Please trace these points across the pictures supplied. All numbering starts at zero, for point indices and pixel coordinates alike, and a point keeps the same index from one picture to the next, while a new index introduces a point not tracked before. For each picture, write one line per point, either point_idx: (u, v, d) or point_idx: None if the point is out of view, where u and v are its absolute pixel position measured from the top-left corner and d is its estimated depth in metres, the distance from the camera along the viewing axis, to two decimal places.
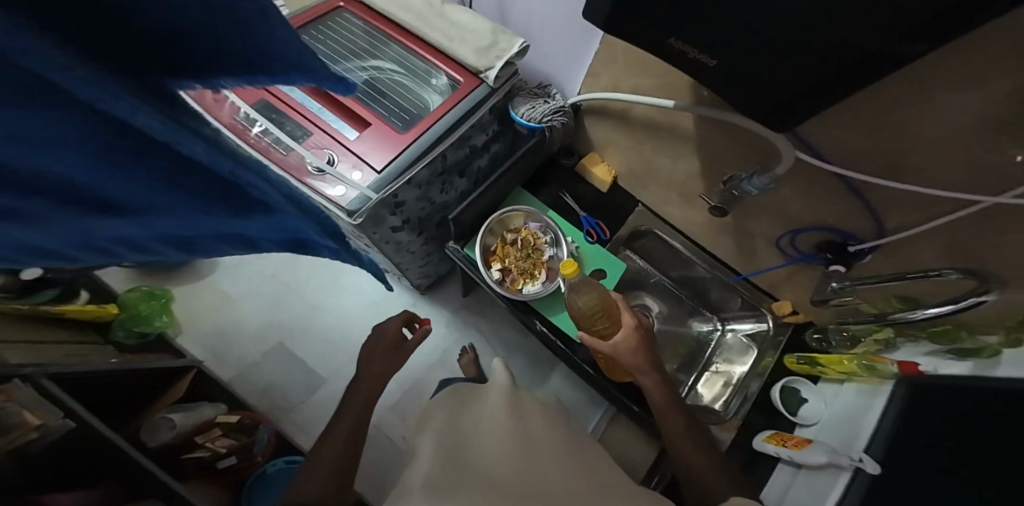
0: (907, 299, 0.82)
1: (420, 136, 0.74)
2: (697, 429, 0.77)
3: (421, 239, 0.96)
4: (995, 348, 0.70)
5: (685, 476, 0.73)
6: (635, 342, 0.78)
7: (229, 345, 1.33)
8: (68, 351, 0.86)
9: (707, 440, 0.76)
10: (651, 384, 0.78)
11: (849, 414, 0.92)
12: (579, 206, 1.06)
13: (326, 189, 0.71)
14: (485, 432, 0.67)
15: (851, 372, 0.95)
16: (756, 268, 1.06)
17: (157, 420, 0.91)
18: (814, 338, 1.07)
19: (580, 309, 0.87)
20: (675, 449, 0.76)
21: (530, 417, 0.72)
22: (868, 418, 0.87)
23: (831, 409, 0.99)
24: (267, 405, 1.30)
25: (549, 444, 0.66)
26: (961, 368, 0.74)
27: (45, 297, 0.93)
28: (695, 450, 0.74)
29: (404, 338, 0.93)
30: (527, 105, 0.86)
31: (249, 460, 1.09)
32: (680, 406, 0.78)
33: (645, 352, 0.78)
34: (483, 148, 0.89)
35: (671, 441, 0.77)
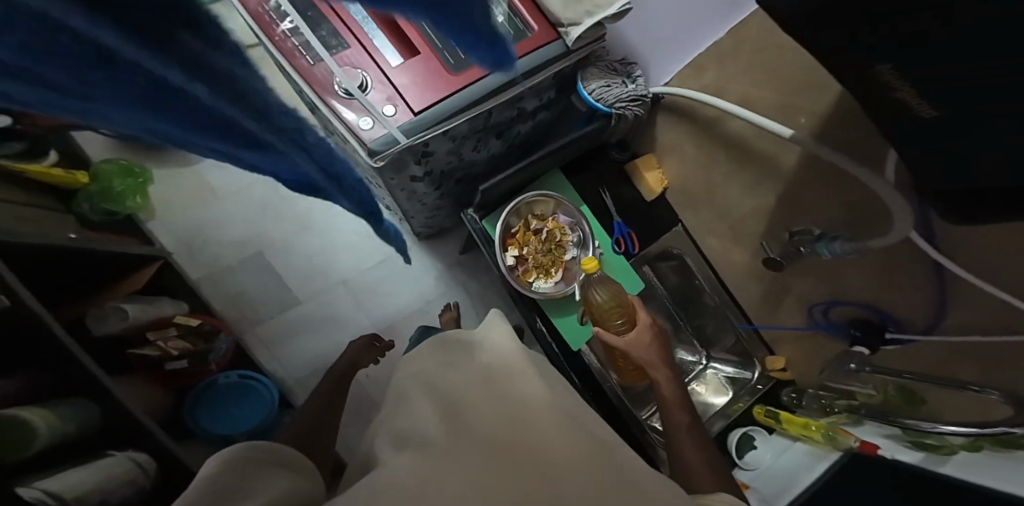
0: (905, 392, 0.88)
1: (472, 83, 0.62)
2: (696, 427, 0.68)
3: (436, 193, 0.87)
4: (953, 449, 0.75)
5: (680, 470, 0.62)
6: (649, 339, 0.76)
7: (205, 242, 1.24)
8: (24, 216, 0.78)
9: (706, 438, 0.66)
10: (661, 380, 0.73)
11: (789, 472, 0.89)
12: (615, 209, 0.96)
13: (352, 118, 0.60)
14: (483, 385, 0.56)
15: (808, 434, 0.92)
16: (774, 323, 0.99)
17: (107, 308, 0.86)
18: (789, 396, 1.01)
19: (595, 302, 0.84)
20: (670, 440, 0.67)
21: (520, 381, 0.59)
22: (805, 477, 0.83)
23: (775, 463, 0.95)
24: (235, 313, 1.24)
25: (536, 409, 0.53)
26: (914, 456, 0.76)
27: (7, 150, 0.82)
28: (692, 444, 0.65)
29: (375, 342, 1.00)
30: (601, 83, 0.77)
31: (203, 367, 1.04)
32: (683, 400, 0.72)
33: (660, 350, 0.76)
34: (530, 113, 0.78)
35: (666, 430, 0.68)
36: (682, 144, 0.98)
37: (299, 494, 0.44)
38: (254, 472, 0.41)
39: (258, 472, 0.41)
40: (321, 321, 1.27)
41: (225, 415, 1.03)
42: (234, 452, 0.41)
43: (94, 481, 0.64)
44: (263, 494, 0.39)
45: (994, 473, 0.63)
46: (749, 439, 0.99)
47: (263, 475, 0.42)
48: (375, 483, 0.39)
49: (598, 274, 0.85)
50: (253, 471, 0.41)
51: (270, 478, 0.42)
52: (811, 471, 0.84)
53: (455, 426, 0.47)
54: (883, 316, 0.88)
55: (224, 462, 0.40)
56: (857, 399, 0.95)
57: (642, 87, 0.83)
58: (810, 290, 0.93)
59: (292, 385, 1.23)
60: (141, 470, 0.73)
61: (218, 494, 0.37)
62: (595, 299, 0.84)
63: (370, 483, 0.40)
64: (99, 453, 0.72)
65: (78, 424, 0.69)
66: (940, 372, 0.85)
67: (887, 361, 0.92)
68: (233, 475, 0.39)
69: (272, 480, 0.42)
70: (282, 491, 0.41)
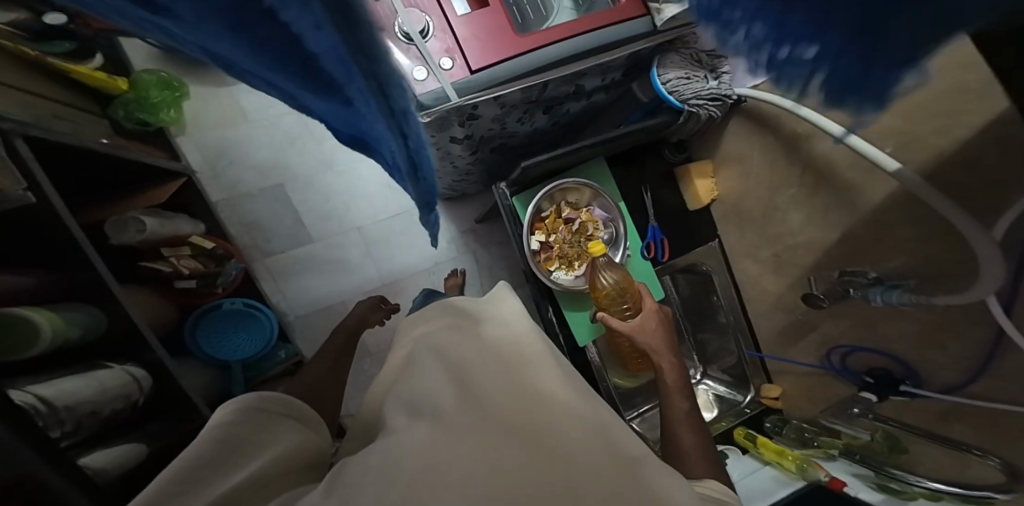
0: (891, 440, 0.81)
1: (539, 48, 0.56)
2: (694, 419, 0.64)
3: (470, 157, 0.82)
4: (914, 495, 0.79)
5: (676, 458, 0.58)
6: (653, 325, 0.73)
7: (227, 165, 1.21)
8: (60, 114, 0.77)
9: (705, 426, 0.63)
10: (665, 367, 0.71)
11: (756, 490, 0.91)
12: (653, 213, 0.92)
13: (406, 64, 0.54)
14: (497, 360, 0.54)
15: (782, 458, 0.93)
16: (780, 356, 0.97)
17: (127, 219, 0.85)
18: (769, 424, 1.03)
19: (602, 287, 0.83)
20: (668, 428, 0.63)
21: (526, 354, 0.56)
22: (766, 497, 0.87)
23: (742, 480, 0.96)
24: (245, 240, 1.22)
25: (540, 378, 0.52)
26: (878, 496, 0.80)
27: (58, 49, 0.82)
28: (688, 431, 0.62)
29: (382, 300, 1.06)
30: (679, 74, 0.70)
31: (209, 290, 1.04)
32: (685, 389, 0.68)
33: (663, 336, 0.73)
34: (587, 92, 0.73)
35: (666, 418, 0.64)
36: (749, 154, 0.85)
37: (306, 448, 0.46)
38: (265, 422, 0.44)
39: (268, 423, 0.44)
40: (329, 263, 1.26)
41: (224, 340, 1.04)
42: (247, 401, 0.44)
43: (88, 392, 0.67)
44: (272, 446, 0.42)
45: None
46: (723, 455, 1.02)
47: (269, 425, 0.44)
48: (387, 447, 0.38)
49: (607, 259, 0.83)
50: (265, 422, 0.44)
51: (281, 430, 0.44)
52: (772, 493, 0.87)
53: (468, 398, 0.45)
54: (901, 365, 0.73)
55: (237, 410, 0.43)
56: (841, 438, 0.92)
57: (727, 85, 0.75)
58: (837, 332, 0.81)
59: (293, 322, 1.24)
60: (136, 387, 0.77)
61: (233, 441, 0.40)
62: (602, 283, 0.82)
63: (384, 449, 0.38)
64: (96, 362, 0.74)
65: (84, 329, 0.70)
66: (937, 429, 0.72)
67: (891, 411, 0.80)
68: (244, 424, 0.42)
69: (277, 433, 0.44)
70: (292, 444, 0.44)
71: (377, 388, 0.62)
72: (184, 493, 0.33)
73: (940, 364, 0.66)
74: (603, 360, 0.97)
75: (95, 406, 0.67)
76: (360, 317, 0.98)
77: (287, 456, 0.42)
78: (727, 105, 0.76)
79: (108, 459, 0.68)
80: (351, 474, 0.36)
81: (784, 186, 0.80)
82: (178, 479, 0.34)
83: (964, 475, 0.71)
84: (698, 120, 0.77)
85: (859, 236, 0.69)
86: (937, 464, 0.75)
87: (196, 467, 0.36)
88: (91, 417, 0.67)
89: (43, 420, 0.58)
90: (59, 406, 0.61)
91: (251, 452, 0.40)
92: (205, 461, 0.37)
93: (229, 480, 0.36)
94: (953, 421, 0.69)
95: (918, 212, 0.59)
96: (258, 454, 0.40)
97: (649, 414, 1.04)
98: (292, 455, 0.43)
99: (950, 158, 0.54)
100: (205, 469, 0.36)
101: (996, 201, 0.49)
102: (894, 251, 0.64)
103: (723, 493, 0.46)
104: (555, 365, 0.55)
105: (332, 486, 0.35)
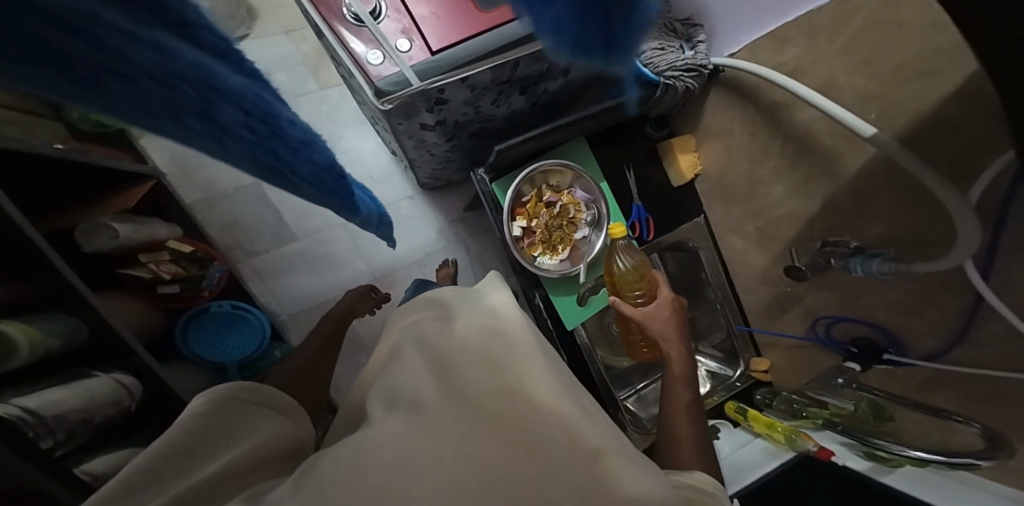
0: (877, 409, 0.83)
1: (500, 26, 0.53)
2: (695, 408, 0.63)
3: (446, 144, 0.80)
4: (898, 462, 0.80)
5: (670, 453, 0.56)
6: (666, 312, 0.73)
7: (198, 165, 1.18)
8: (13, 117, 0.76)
9: (706, 420, 0.61)
10: (675, 357, 0.69)
11: (749, 463, 0.95)
12: (637, 191, 0.91)
13: (360, 49, 0.52)
14: (481, 353, 0.52)
15: (771, 431, 0.95)
16: (768, 328, 0.98)
17: (97, 225, 0.85)
18: (760, 396, 1.04)
19: (618, 270, 0.82)
20: (665, 417, 0.62)
21: (516, 347, 0.55)
22: (757, 471, 0.91)
23: (735, 454, 1.00)
24: (226, 241, 1.20)
25: (531, 368, 0.51)
26: (862, 465, 0.83)
27: None
28: (687, 421, 0.60)
29: (373, 290, 1.04)
30: (654, 45, 0.68)
31: (195, 292, 1.04)
32: (691, 380, 0.66)
33: (676, 324, 0.72)
34: (562, 70, 0.70)
35: (666, 407, 0.63)
36: (732, 127, 0.83)
37: (290, 440, 0.46)
38: (240, 412, 0.43)
39: (248, 414, 0.44)
40: (315, 259, 1.24)
41: (219, 342, 1.04)
42: (221, 392, 0.43)
43: (74, 400, 0.67)
44: (250, 437, 0.41)
45: (930, 490, 0.72)
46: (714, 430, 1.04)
47: (246, 416, 0.43)
48: (358, 442, 0.37)
49: (627, 241, 0.82)
50: (243, 412, 0.43)
51: (260, 420, 0.44)
52: (763, 467, 0.91)
53: (448, 388, 0.45)
54: (881, 332, 0.74)
55: (211, 401, 0.41)
56: (828, 408, 0.91)
57: (701, 55, 0.74)
58: (822, 304, 0.81)
59: (285, 321, 1.22)
60: (125, 392, 0.78)
61: (206, 432, 0.39)
62: (617, 266, 0.82)
63: (357, 445, 0.37)
64: (80, 372, 0.74)
65: (64, 339, 0.70)
66: (923, 396, 0.73)
67: (876, 381, 0.81)
68: (218, 412, 0.41)
69: (260, 424, 0.44)
70: (271, 436, 0.43)
71: (362, 379, 0.62)
72: (157, 481, 0.33)
73: (922, 331, 0.66)
74: (594, 342, 0.97)
75: (84, 414, 0.68)
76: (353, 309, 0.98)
77: (265, 446, 0.41)
78: (705, 76, 0.74)
79: (108, 464, 0.68)
80: (320, 469, 0.35)
81: (766, 158, 0.79)
82: (149, 467, 0.34)
83: (948, 436, 0.72)
84: (678, 93, 0.76)
85: (840, 205, 0.68)
86: (924, 429, 0.76)
87: (170, 456, 0.36)
88: (83, 424, 0.68)
89: (34, 429, 0.58)
90: (46, 415, 0.61)
91: (227, 442, 0.39)
92: (178, 449, 0.36)
93: (204, 472, 0.35)
94: (937, 387, 0.70)
95: (901, 180, 0.57)
96: (233, 445, 0.39)
97: (644, 392, 1.04)
98: (272, 447, 0.42)
99: (928, 123, 0.52)
100: (178, 461, 0.36)
101: (976, 164, 0.48)
102: (874, 220, 0.63)
103: (708, 484, 0.46)
104: (541, 357, 0.54)
105: (300, 482, 0.34)
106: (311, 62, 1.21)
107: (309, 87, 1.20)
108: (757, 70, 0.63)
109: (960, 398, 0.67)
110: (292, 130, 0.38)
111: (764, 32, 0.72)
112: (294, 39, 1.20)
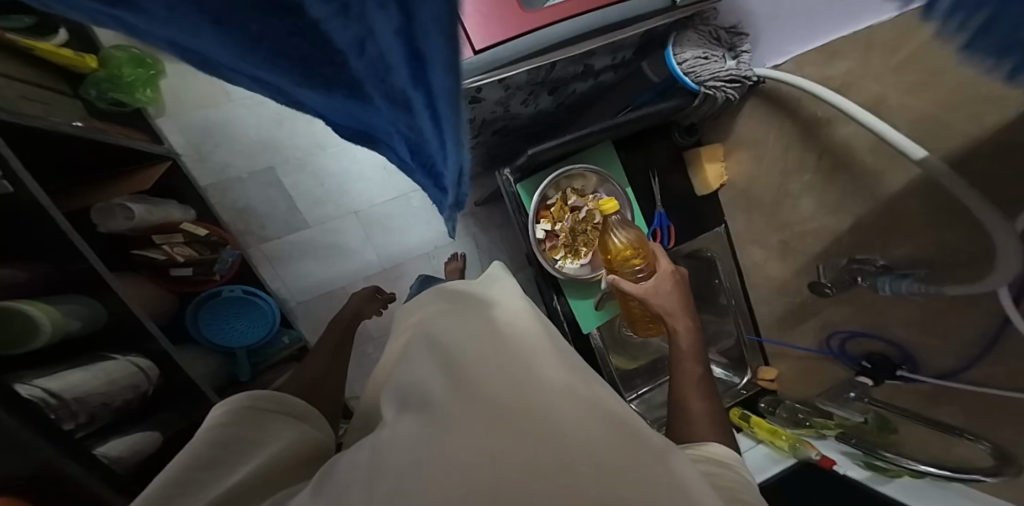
0: (882, 421, 0.84)
1: (544, 27, 0.51)
2: (706, 383, 0.62)
3: (472, 142, 0.79)
4: (898, 473, 0.82)
5: (681, 427, 0.56)
6: (668, 286, 0.71)
7: (214, 149, 1.17)
8: (35, 92, 0.75)
9: (719, 392, 0.61)
10: (682, 328, 0.68)
11: (759, 463, 0.96)
12: (661, 198, 0.91)
13: None
14: (496, 344, 0.52)
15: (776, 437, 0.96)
16: (779, 339, 0.98)
17: (113, 206, 0.85)
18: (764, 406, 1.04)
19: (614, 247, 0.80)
20: (678, 395, 0.61)
21: (522, 336, 0.56)
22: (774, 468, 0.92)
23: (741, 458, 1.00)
24: (239, 226, 1.20)
25: (540, 353, 0.52)
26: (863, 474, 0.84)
27: None
28: (699, 396, 0.59)
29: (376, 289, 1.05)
30: (696, 54, 0.68)
31: (207, 276, 1.03)
32: (700, 353, 0.65)
33: (680, 297, 0.71)
34: (595, 72, 0.70)
35: (677, 383, 0.62)
36: (763, 137, 0.83)
37: (310, 444, 0.46)
38: (260, 421, 0.44)
39: (265, 421, 0.44)
40: (328, 249, 1.24)
41: (231, 327, 1.05)
42: (238, 402, 0.44)
43: (94, 383, 0.68)
44: (271, 444, 0.42)
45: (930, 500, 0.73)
46: None
47: (264, 423, 0.44)
48: (380, 446, 0.38)
49: (620, 217, 0.82)
50: (263, 422, 0.44)
51: (280, 427, 0.44)
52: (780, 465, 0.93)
53: (464, 383, 0.45)
54: (896, 348, 0.74)
55: (228, 411, 0.42)
56: (833, 419, 0.94)
57: (745, 65, 0.73)
58: (838, 318, 0.81)
59: (295, 308, 1.23)
60: (144, 376, 0.78)
61: (230, 442, 0.40)
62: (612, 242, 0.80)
63: (377, 447, 0.38)
64: (100, 355, 0.74)
65: (83, 321, 0.70)
66: (925, 411, 0.75)
67: (884, 395, 0.82)
68: (238, 424, 0.42)
69: (278, 430, 0.44)
70: (292, 440, 0.44)
71: (378, 373, 0.63)
72: (187, 491, 0.33)
73: (938, 349, 0.67)
74: (608, 344, 0.98)
75: (105, 398, 0.69)
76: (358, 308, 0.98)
77: (286, 451, 0.42)
78: (747, 86, 0.73)
79: (125, 448, 0.70)
80: (350, 471, 0.35)
81: (797, 171, 0.78)
82: (177, 480, 0.34)
83: (952, 452, 0.73)
84: (717, 103, 0.76)
85: (871, 224, 0.68)
86: (926, 444, 0.78)
87: (194, 463, 0.36)
88: (103, 409, 0.70)
89: (55, 412, 0.59)
90: (67, 398, 0.62)
91: (249, 450, 0.40)
92: (205, 461, 0.37)
93: (228, 482, 0.35)
94: (944, 404, 0.71)
95: (942, 203, 0.57)
96: (255, 452, 0.40)
97: (648, 396, 1.05)
98: (295, 451, 0.43)
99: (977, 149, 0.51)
100: (205, 471, 0.36)
101: None
102: (906, 239, 0.63)
103: (723, 454, 0.46)
104: (554, 350, 0.55)
105: (321, 488, 0.35)
106: None
107: None
108: (793, 80, 0.64)
109: (971, 419, 0.67)
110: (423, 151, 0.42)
111: (810, 46, 0.71)
112: None
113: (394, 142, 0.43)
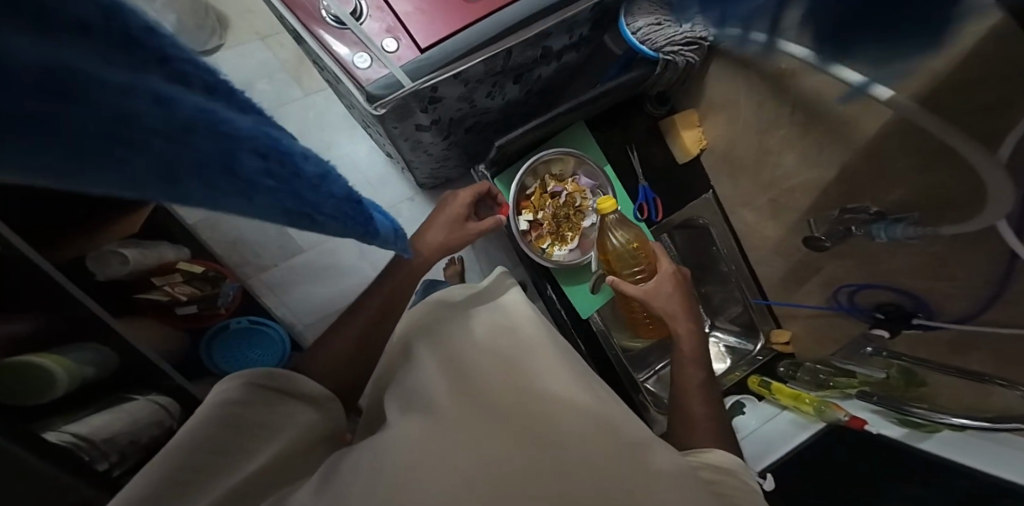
0: (908, 375, 0.81)
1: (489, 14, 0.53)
2: (707, 389, 0.64)
3: (443, 143, 0.78)
4: (935, 428, 0.77)
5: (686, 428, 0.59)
6: (669, 288, 0.70)
7: None
8: None
9: (719, 400, 0.63)
10: (682, 332, 0.68)
11: (776, 437, 0.95)
12: (642, 171, 0.91)
13: (345, 53, 0.53)
14: (496, 351, 0.52)
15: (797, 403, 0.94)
16: (787, 301, 0.95)
17: (106, 254, 0.86)
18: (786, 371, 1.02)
19: (612, 248, 0.79)
20: (675, 402, 0.63)
21: (521, 341, 0.55)
22: (785, 445, 0.91)
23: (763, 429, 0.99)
24: (234, 258, 1.21)
25: (540, 362, 0.51)
26: (896, 431, 0.81)
27: None
28: (700, 405, 0.61)
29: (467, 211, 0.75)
30: (649, 21, 0.66)
31: (213, 311, 1.06)
32: (700, 359, 0.67)
33: (681, 301, 0.70)
34: (556, 53, 0.67)
35: (678, 389, 0.64)
36: (738, 98, 0.80)
37: (318, 434, 0.49)
38: (270, 400, 0.47)
39: (278, 404, 0.47)
40: (325, 269, 1.25)
41: (244, 358, 1.08)
42: (247, 384, 0.46)
43: (118, 425, 0.71)
44: (274, 440, 0.44)
45: (969, 453, 0.69)
46: (739, 405, 1.04)
47: (274, 403, 0.47)
48: (373, 447, 0.37)
49: (618, 216, 0.79)
50: (273, 402, 0.47)
51: (290, 410, 0.47)
52: (792, 440, 0.91)
53: (463, 389, 0.45)
54: (906, 296, 0.72)
55: (242, 388, 0.45)
56: (856, 377, 0.90)
57: None
58: (843, 272, 0.79)
59: (302, 331, 1.24)
60: (165, 412, 0.80)
61: (237, 427, 0.43)
62: (610, 244, 0.78)
63: (374, 447, 0.37)
64: (122, 396, 0.77)
65: (95, 366, 0.71)
66: (952, 359, 0.72)
67: (903, 347, 0.79)
68: (247, 410, 0.44)
69: (288, 414, 0.47)
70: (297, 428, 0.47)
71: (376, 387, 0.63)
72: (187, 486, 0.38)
73: (949, 293, 0.64)
74: (613, 329, 0.98)
75: (132, 435, 0.72)
76: (434, 242, 0.72)
77: (290, 445, 0.45)
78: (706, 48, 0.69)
79: None
80: (343, 473, 0.35)
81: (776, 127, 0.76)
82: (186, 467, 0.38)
83: (979, 396, 0.71)
84: (679, 69, 0.74)
85: (858, 172, 0.66)
86: (960, 388, 0.74)
87: (202, 452, 0.40)
88: (132, 445, 0.73)
89: (86, 452, 0.63)
90: (97, 440, 0.66)
91: (256, 444, 0.43)
92: (204, 464, 0.40)
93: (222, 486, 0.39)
94: (968, 350, 0.67)
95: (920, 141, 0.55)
96: (263, 446, 0.43)
97: (664, 373, 1.02)
98: (299, 440, 0.47)
99: None
100: (211, 458, 0.40)
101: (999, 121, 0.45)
102: (895, 183, 0.61)
103: (724, 464, 0.45)
104: (559, 355, 0.53)
105: (323, 482, 0.35)
106: (291, 68, 1.17)
107: (293, 95, 1.16)
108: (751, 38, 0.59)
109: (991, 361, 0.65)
110: (309, 164, 0.30)
111: None
112: (271, 45, 1.17)
113: (291, 200, 0.29)
